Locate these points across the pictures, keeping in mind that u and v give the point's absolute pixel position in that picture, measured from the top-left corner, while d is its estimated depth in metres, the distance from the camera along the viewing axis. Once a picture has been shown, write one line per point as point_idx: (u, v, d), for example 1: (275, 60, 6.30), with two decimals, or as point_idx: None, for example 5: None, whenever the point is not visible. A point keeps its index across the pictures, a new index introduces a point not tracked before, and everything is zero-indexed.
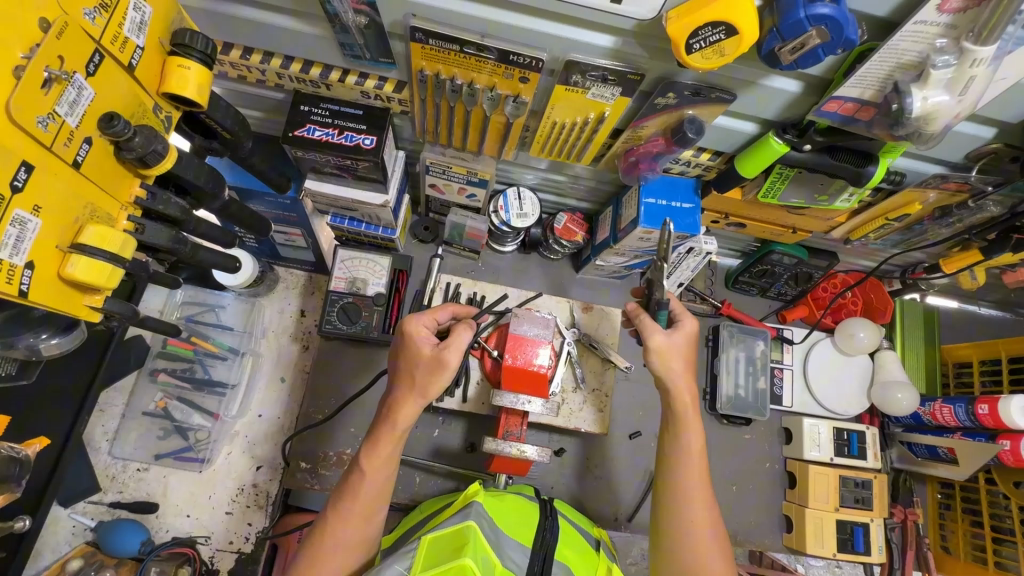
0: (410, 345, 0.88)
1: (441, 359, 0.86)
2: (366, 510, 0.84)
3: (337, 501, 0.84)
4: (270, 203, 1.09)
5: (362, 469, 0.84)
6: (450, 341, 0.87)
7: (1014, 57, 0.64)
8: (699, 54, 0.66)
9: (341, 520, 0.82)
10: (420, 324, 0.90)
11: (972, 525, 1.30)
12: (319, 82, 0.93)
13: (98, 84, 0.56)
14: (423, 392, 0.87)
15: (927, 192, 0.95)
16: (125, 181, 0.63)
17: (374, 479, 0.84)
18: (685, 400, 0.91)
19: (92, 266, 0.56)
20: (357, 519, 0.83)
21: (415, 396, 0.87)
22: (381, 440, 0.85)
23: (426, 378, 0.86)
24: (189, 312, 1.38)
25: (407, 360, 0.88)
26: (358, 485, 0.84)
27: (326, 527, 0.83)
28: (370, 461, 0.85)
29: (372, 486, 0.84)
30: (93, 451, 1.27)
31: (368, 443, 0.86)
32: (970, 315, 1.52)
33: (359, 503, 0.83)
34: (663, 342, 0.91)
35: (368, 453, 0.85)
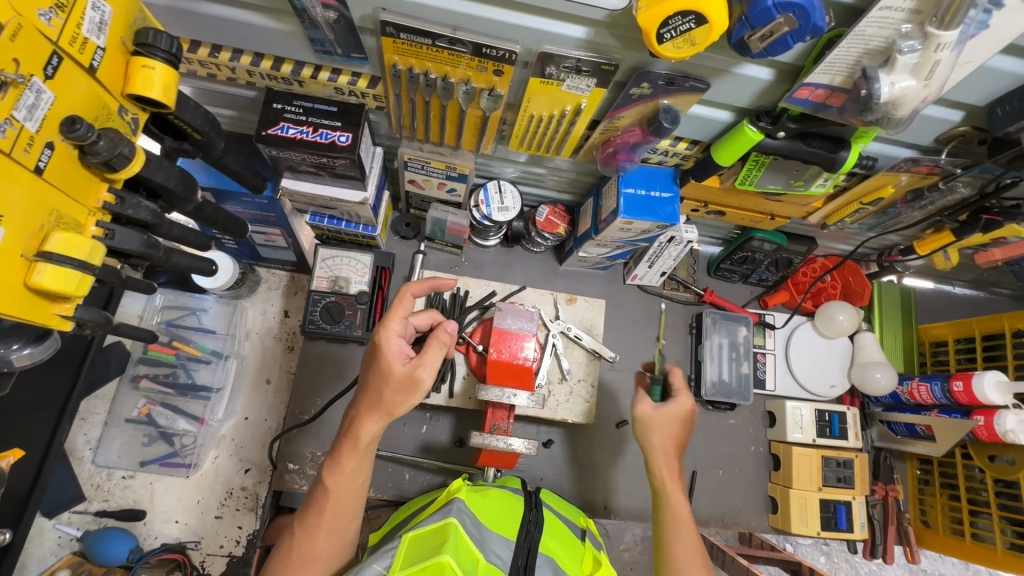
0: (382, 358, 0.85)
1: (415, 377, 0.84)
2: (334, 524, 0.83)
3: (305, 516, 0.84)
4: (247, 203, 1.07)
5: (326, 485, 0.83)
6: (425, 358, 0.86)
7: (978, 41, 0.65)
8: (670, 44, 0.66)
9: (309, 535, 0.82)
10: (392, 337, 0.86)
11: (949, 499, 1.33)
12: (292, 79, 0.91)
13: (57, 87, 0.55)
14: (388, 410, 0.84)
15: (900, 176, 0.97)
16: (92, 186, 0.62)
17: (341, 495, 0.83)
18: (661, 470, 0.95)
19: (58, 273, 0.55)
20: (327, 533, 0.83)
21: (380, 414, 0.84)
22: (345, 456, 0.84)
23: (395, 396, 0.83)
24: (170, 316, 1.36)
25: (376, 376, 0.85)
26: (325, 501, 0.83)
27: (295, 541, 0.82)
28: (335, 478, 0.83)
29: (339, 501, 0.83)
30: (77, 460, 1.25)
31: (333, 458, 0.85)
32: (945, 294, 1.56)
33: (326, 518, 0.83)
34: (653, 409, 0.99)
35: (332, 470, 0.84)
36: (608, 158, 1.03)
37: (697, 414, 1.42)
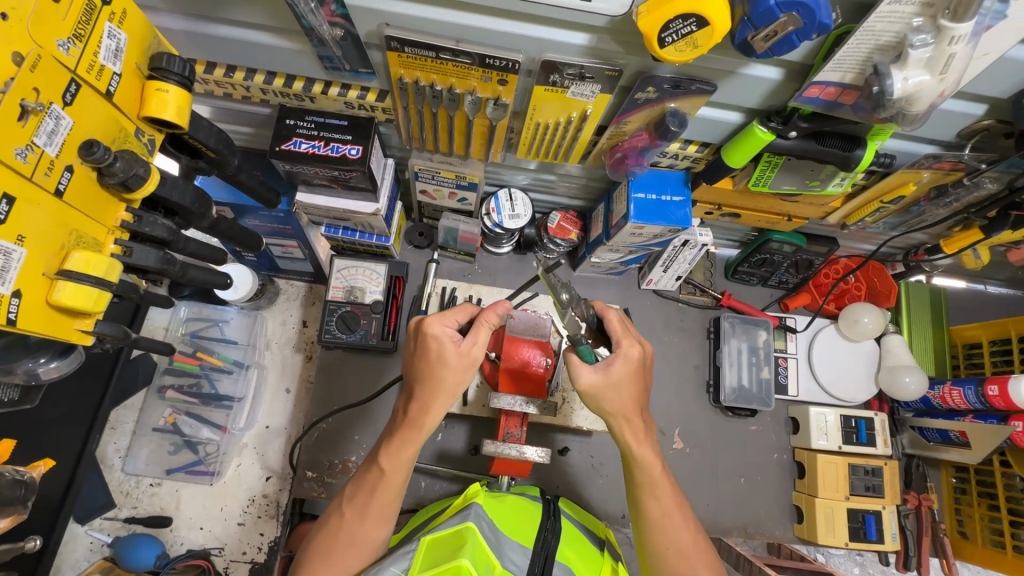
0: (436, 346, 0.84)
1: (471, 358, 0.84)
2: (383, 508, 0.84)
3: (356, 496, 0.85)
4: (264, 217, 1.10)
5: (383, 466, 0.84)
6: (478, 337, 0.85)
7: (995, 33, 0.63)
8: (672, 47, 0.66)
9: (359, 515, 0.84)
10: (443, 326, 0.84)
11: (989, 509, 1.27)
12: (303, 95, 0.94)
13: (75, 113, 0.57)
14: (448, 393, 0.84)
15: (921, 173, 0.93)
16: (110, 206, 0.64)
17: (393, 477, 0.84)
18: (629, 439, 0.86)
19: (79, 291, 0.58)
20: (376, 515, 0.84)
21: (439, 395, 0.84)
22: (404, 441, 0.84)
23: (453, 379, 0.84)
24: (194, 327, 1.40)
25: (431, 361, 0.84)
26: (378, 483, 0.84)
27: (345, 521, 0.84)
28: (391, 460, 0.84)
29: (392, 484, 0.84)
30: (107, 468, 1.29)
31: (389, 442, 0.86)
32: (978, 294, 1.49)
33: (377, 500, 0.84)
34: (597, 378, 0.83)
35: (388, 451, 0.85)
36: (617, 163, 1.02)
37: (716, 421, 1.39)
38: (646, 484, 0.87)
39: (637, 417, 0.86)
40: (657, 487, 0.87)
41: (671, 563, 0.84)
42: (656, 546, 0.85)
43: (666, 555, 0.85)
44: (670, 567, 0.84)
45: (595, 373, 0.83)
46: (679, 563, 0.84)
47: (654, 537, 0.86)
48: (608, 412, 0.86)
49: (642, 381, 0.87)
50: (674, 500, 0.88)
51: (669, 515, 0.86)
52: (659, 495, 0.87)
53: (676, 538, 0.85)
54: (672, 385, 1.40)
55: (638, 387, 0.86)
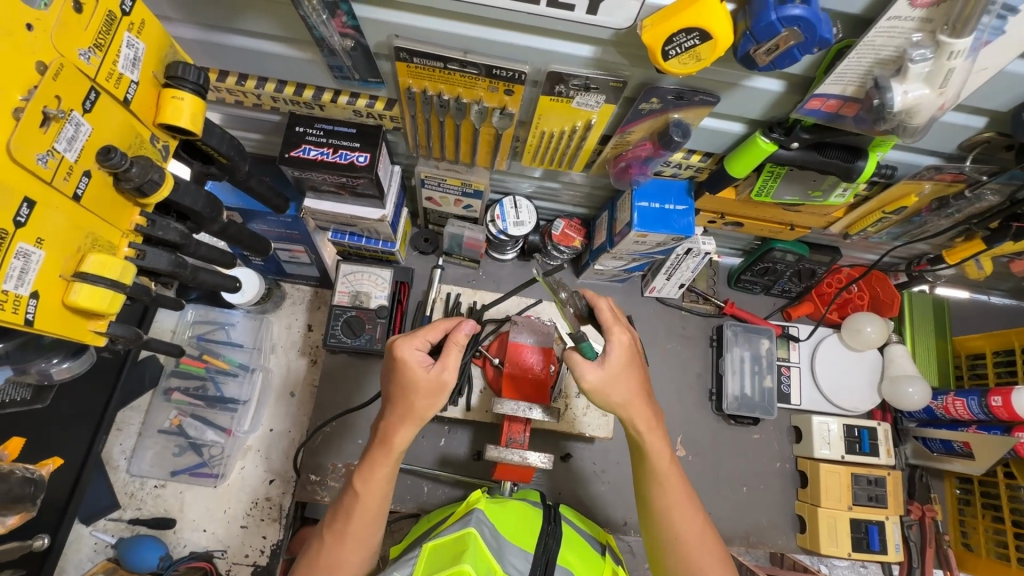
0: (405, 371, 0.84)
1: (440, 380, 0.84)
2: (360, 532, 0.84)
3: (334, 521, 0.85)
4: (272, 222, 1.12)
5: (358, 491, 0.85)
6: (447, 360, 0.85)
7: (993, 48, 0.64)
8: (676, 60, 0.67)
9: (336, 540, 0.84)
10: (411, 349, 0.85)
11: (993, 521, 1.26)
12: (313, 103, 0.96)
13: (93, 120, 0.59)
14: (419, 417, 0.84)
15: (923, 184, 0.94)
16: (125, 210, 0.66)
17: (370, 501, 0.84)
18: (639, 427, 0.86)
19: (94, 293, 0.59)
20: (353, 540, 0.83)
21: (412, 420, 0.84)
22: (378, 465, 0.85)
23: (424, 402, 0.83)
24: (200, 330, 1.41)
25: (403, 386, 0.85)
26: (353, 507, 0.84)
27: (324, 547, 0.84)
28: (367, 484, 0.84)
29: (367, 509, 0.84)
30: (113, 469, 1.30)
31: (365, 465, 0.86)
32: (981, 305, 1.49)
33: (353, 525, 0.84)
34: (600, 377, 0.83)
35: (364, 476, 0.85)
36: (621, 172, 1.03)
37: (718, 429, 1.39)
38: (657, 475, 0.87)
39: (643, 406, 0.86)
40: (666, 477, 0.87)
41: (680, 556, 0.84)
42: (665, 538, 0.85)
43: (675, 548, 0.84)
44: (679, 559, 0.84)
45: (600, 370, 0.84)
46: (689, 555, 0.84)
47: (664, 530, 0.86)
48: (619, 406, 0.86)
49: (640, 365, 0.88)
50: (683, 491, 0.87)
51: (676, 505, 0.86)
52: (666, 486, 0.87)
53: (687, 530, 0.85)
54: (674, 393, 1.40)
55: (639, 371, 0.87)
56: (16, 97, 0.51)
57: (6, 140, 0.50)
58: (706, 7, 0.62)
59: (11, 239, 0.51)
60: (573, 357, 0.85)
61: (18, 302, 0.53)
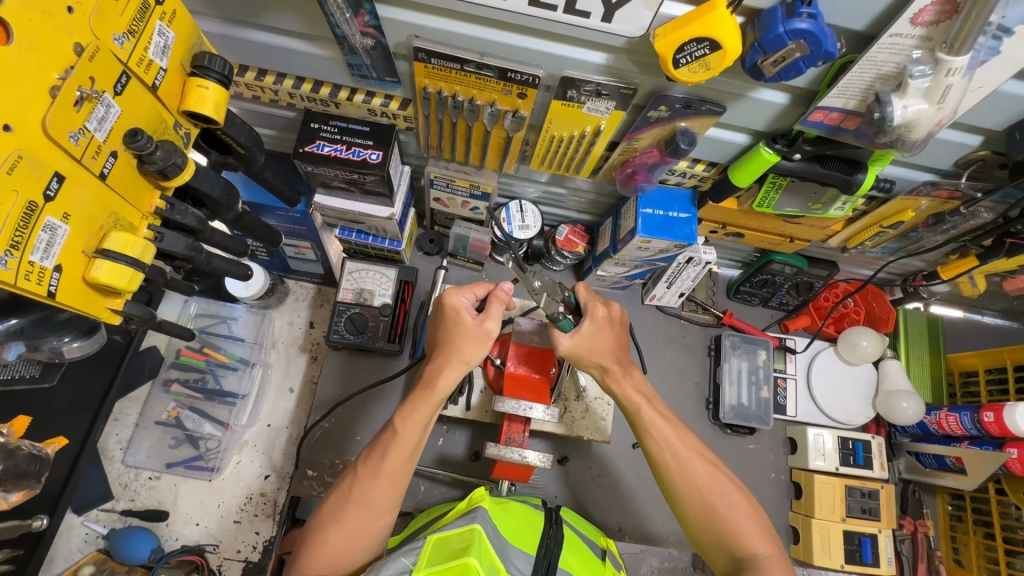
0: (452, 317, 0.91)
1: (484, 328, 0.89)
2: (394, 472, 0.86)
3: (370, 457, 0.87)
4: (281, 217, 1.13)
5: (398, 428, 0.87)
6: (490, 311, 0.90)
7: (988, 68, 0.67)
8: (686, 68, 0.70)
9: (371, 475, 0.85)
10: (460, 296, 0.92)
11: (985, 538, 1.27)
12: (329, 101, 0.98)
13: (123, 102, 0.60)
14: (464, 361, 0.89)
15: (920, 200, 0.97)
16: (146, 193, 0.67)
17: (407, 438, 0.86)
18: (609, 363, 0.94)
19: (114, 269, 0.60)
20: (386, 480, 0.85)
21: (457, 364, 0.89)
22: (419, 404, 0.88)
23: (470, 347, 0.89)
24: (202, 323, 1.41)
25: (450, 332, 0.91)
26: (390, 443, 0.87)
27: (356, 482, 0.86)
28: (407, 421, 0.87)
29: (402, 447, 0.86)
30: (107, 460, 1.30)
31: (406, 405, 0.89)
32: (975, 323, 1.52)
33: (389, 461, 0.85)
34: (572, 344, 0.92)
35: (405, 414, 0.88)
36: (627, 178, 1.06)
37: (715, 437, 1.40)
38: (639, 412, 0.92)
39: (615, 365, 0.94)
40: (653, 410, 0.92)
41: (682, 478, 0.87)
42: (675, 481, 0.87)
43: (686, 488, 0.87)
44: (693, 499, 0.86)
45: (571, 339, 0.92)
46: (701, 491, 0.86)
47: (672, 474, 0.88)
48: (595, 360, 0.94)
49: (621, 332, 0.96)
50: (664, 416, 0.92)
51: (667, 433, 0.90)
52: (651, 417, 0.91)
53: (690, 469, 0.87)
54: (672, 401, 1.41)
55: (615, 338, 0.95)
56: (53, 76, 0.53)
57: (42, 117, 0.52)
58: (718, 17, 0.65)
59: (40, 212, 0.53)
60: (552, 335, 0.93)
61: (42, 274, 0.54)
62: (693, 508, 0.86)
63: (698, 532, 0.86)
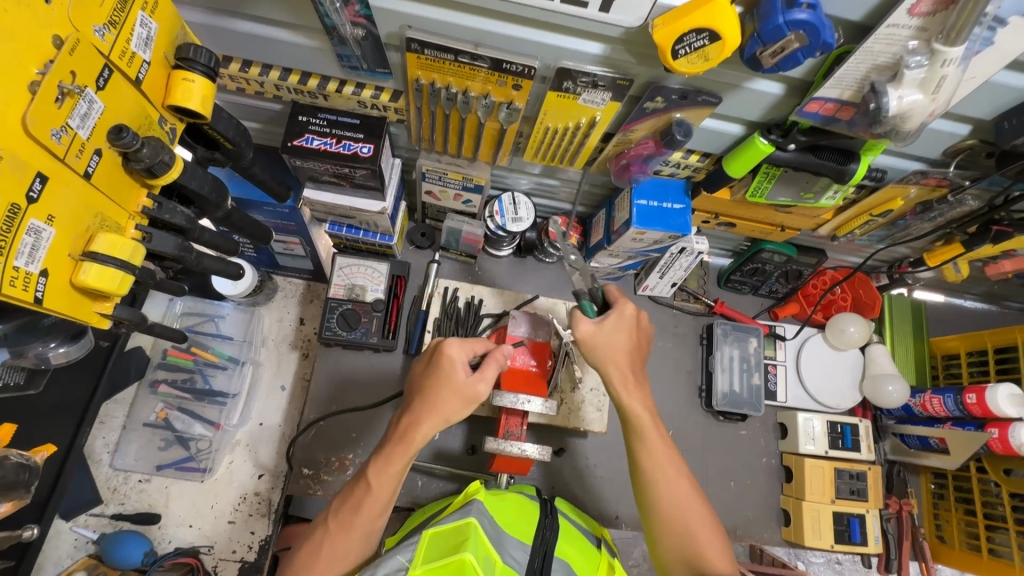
0: (442, 372, 0.88)
1: (474, 393, 0.87)
2: (367, 524, 0.84)
3: (343, 512, 0.85)
4: (269, 212, 1.11)
5: (370, 483, 0.85)
6: (485, 374, 0.89)
7: (982, 58, 0.67)
8: (685, 59, 0.69)
9: (341, 532, 0.84)
10: (459, 350, 0.89)
11: (965, 514, 1.32)
12: (317, 93, 0.95)
13: (107, 98, 0.58)
14: (444, 419, 0.86)
15: (909, 188, 0.99)
16: (132, 191, 0.65)
17: (380, 492, 0.85)
18: (618, 379, 0.92)
19: (103, 272, 0.58)
20: (357, 534, 0.84)
21: (438, 419, 0.86)
22: (393, 459, 0.85)
23: (452, 406, 0.86)
24: (189, 322, 1.38)
25: (435, 387, 0.87)
26: (362, 500, 0.84)
27: (328, 536, 0.84)
28: (378, 477, 0.85)
29: (377, 501, 0.84)
30: (95, 464, 1.27)
31: (379, 459, 0.86)
32: (956, 307, 1.56)
33: (360, 517, 0.84)
34: (591, 330, 0.92)
35: (377, 468, 0.85)
36: (621, 170, 1.05)
37: (707, 424, 1.42)
38: (637, 426, 0.91)
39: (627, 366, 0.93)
40: (653, 434, 0.90)
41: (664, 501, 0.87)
42: (653, 502, 0.87)
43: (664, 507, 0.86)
44: (667, 516, 0.86)
45: (592, 325, 0.93)
46: (678, 513, 0.86)
47: (652, 488, 0.88)
48: (596, 359, 0.93)
49: (636, 337, 0.96)
50: (664, 444, 0.90)
51: (659, 462, 0.89)
52: (646, 439, 0.90)
53: (671, 492, 0.87)
54: (665, 389, 1.43)
55: (628, 339, 0.95)
56: (31, 71, 0.50)
57: (22, 114, 0.49)
58: (717, 7, 0.64)
59: (23, 215, 0.50)
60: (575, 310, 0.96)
61: (28, 279, 0.52)
62: (671, 531, 0.85)
63: (669, 551, 0.85)
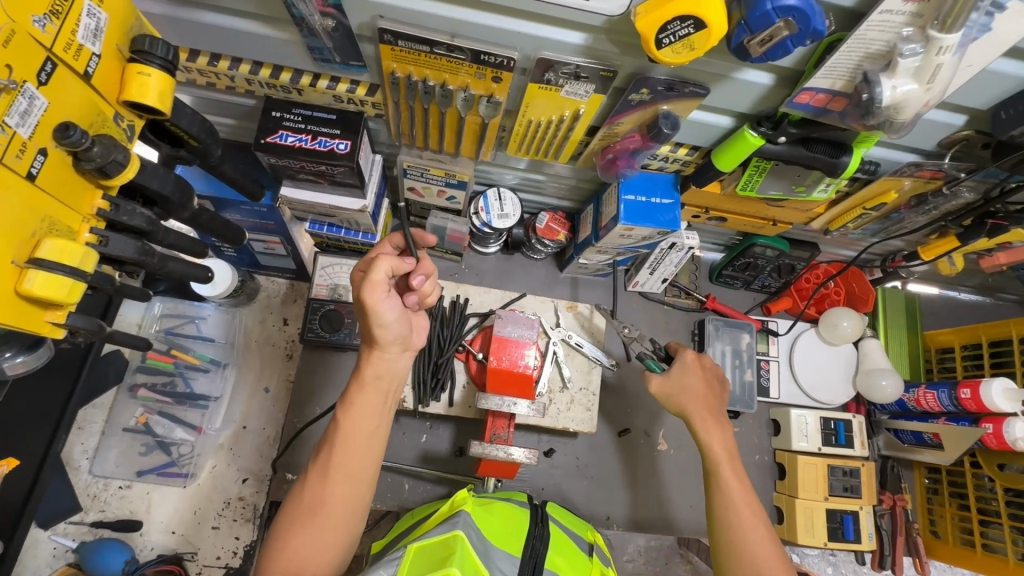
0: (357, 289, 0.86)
1: (366, 296, 0.80)
2: (347, 468, 0.81)
3: (317, 458, 0.83)
4: (246, 212, 1.07)
5: (338, 426, 0.83)
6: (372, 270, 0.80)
7: (978, 46, 0.65)
8: (669, 48, 0.66)
9: (321, 478, 0.81)
10: (366, 265, 0.86)
11: (959, 509, 1.31)
12: (291, 87, 0.91)
13: (51, 93, 0.54)
14: (373, 340, 0.83)
15: (903, 181, 0.96)
16: (86, 193, 0.61)
17: (354, 437, 0.83)
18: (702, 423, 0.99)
19: (50, 281, 0.55)
20: (337, 480, 0.81)
21: (368, 346, 0.84)
22: (355, 398, 0.84)
23: (368, 323, 0.82)
24: (168, 324, 1.35)
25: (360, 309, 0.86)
26: (334, 444, 0.82)
27: (307, 486, 0.81)
28: (346, 420, 0.83)
29: (349, 444, 0.82)
30: (74, 470, 1.23)
31: (345, 404, 0.85)
32: (950, 300, 1.54)
33: (334, 462, 0.81)
34: (661, 383, 1.04)
35: (345, 413, 0.84)
36: (608, 164, 1.02)
37: None
38: (715, 465, 0.95)
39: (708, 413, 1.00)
40: (729, 474, 0.94)
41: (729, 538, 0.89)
42: (733, 549, 0.88)
43: (745, 556, 0.87)
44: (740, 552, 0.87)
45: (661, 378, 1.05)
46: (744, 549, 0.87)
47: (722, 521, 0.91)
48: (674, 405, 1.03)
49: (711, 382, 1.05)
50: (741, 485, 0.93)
51: (736, 501, 0.91)
52: (722, 481, 0.94)
53: (748, 530, 0.89)
54: None
55: (704, 388, 1.03)
56: None
57: None
58: None
59: None
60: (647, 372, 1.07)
61: None
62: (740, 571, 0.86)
63: None
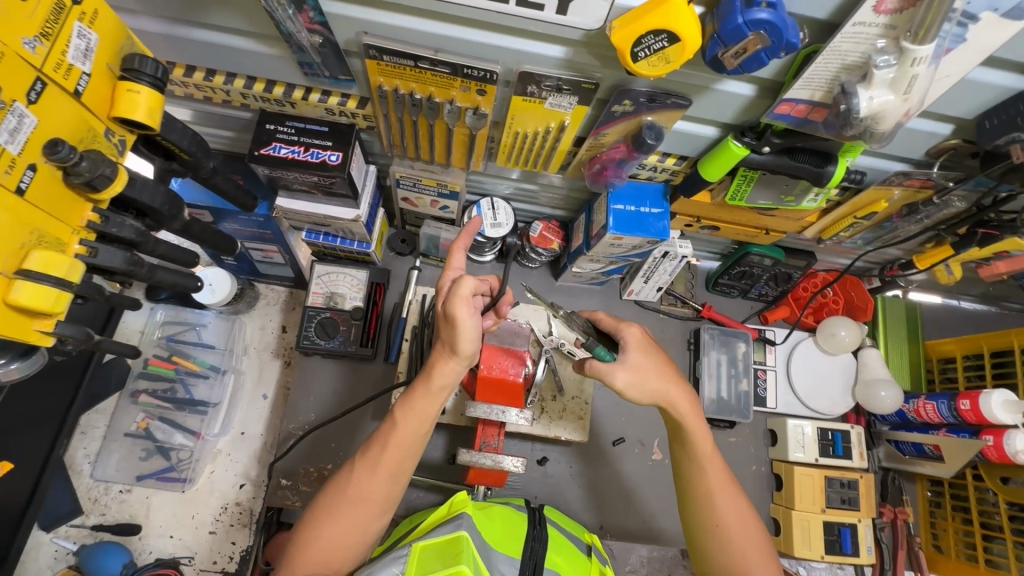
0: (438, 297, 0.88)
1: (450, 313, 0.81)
2: (392, 463, 0.85)
3: (368, 448, 0.86)
4: (243, 222, 1.10)
5: (395, 418, 0.86)
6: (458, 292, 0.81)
7: (953, 56, 0.65)
8: (645, 62, 0.67)
9: (369, 469, 0.84)
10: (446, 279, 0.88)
11: (962, 523, 1.28)
12: (284, 100, 0.94)
13: (40, 111, 0.57)
14: (450, 350, 0.83)
15: (892, 189, 0.95)
16: (76, 206, 0.63)
17: (404, 431, 0.85)
18: (683, 410, 0.91)
19: (37, 291, 0.57)
20: (382, 475, 0.84)
21: (447, 353, 0.84)
22: (415, 397, 0.86)
23: (450, 334, 0.82)
24: (170, 331, 1.38)
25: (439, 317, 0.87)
26: (389, 436, 0.85)
27: (353, 474, 0.84)
28: (403, 415, 0.86)
29: (400, 441, 0.85)
30: (76, 474, 1.26)
31: (406, 397, 0.88)
32: (953, 309, 1.52)
33: (386, 454, 0.84)
34: (628, 375, 0.88)
35: (404, 406, 0.86)
36: (596, 174, 1.03)
37: None
38: (698, 455, 0.92)
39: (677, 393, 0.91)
40: (713, 465, 0.92)
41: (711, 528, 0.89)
42: (711, 537, 0.89)
43: (727, 546, 0.88)
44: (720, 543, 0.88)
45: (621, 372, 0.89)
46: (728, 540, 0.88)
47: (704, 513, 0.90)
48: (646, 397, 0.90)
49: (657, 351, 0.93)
50: (721, 475, 0.92)
51: (716, 489, 0.91)
52: (704, 469, 0.92)
53: (732, 522, 0.89)
54: None
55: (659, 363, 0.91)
56: None
57: None
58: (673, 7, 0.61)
59: None
60: (598, 367, 0.89)
61: None
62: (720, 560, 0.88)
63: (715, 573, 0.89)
